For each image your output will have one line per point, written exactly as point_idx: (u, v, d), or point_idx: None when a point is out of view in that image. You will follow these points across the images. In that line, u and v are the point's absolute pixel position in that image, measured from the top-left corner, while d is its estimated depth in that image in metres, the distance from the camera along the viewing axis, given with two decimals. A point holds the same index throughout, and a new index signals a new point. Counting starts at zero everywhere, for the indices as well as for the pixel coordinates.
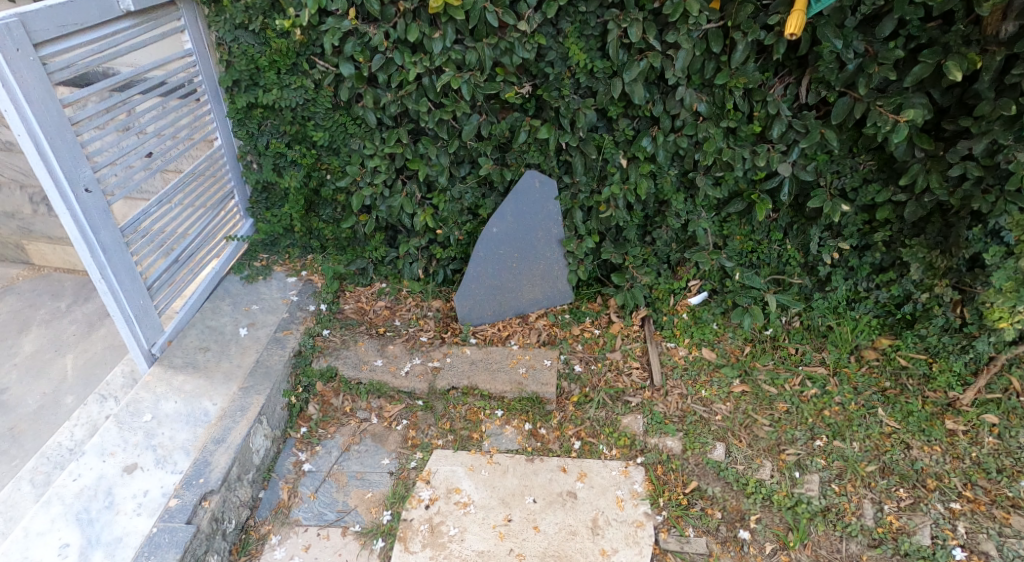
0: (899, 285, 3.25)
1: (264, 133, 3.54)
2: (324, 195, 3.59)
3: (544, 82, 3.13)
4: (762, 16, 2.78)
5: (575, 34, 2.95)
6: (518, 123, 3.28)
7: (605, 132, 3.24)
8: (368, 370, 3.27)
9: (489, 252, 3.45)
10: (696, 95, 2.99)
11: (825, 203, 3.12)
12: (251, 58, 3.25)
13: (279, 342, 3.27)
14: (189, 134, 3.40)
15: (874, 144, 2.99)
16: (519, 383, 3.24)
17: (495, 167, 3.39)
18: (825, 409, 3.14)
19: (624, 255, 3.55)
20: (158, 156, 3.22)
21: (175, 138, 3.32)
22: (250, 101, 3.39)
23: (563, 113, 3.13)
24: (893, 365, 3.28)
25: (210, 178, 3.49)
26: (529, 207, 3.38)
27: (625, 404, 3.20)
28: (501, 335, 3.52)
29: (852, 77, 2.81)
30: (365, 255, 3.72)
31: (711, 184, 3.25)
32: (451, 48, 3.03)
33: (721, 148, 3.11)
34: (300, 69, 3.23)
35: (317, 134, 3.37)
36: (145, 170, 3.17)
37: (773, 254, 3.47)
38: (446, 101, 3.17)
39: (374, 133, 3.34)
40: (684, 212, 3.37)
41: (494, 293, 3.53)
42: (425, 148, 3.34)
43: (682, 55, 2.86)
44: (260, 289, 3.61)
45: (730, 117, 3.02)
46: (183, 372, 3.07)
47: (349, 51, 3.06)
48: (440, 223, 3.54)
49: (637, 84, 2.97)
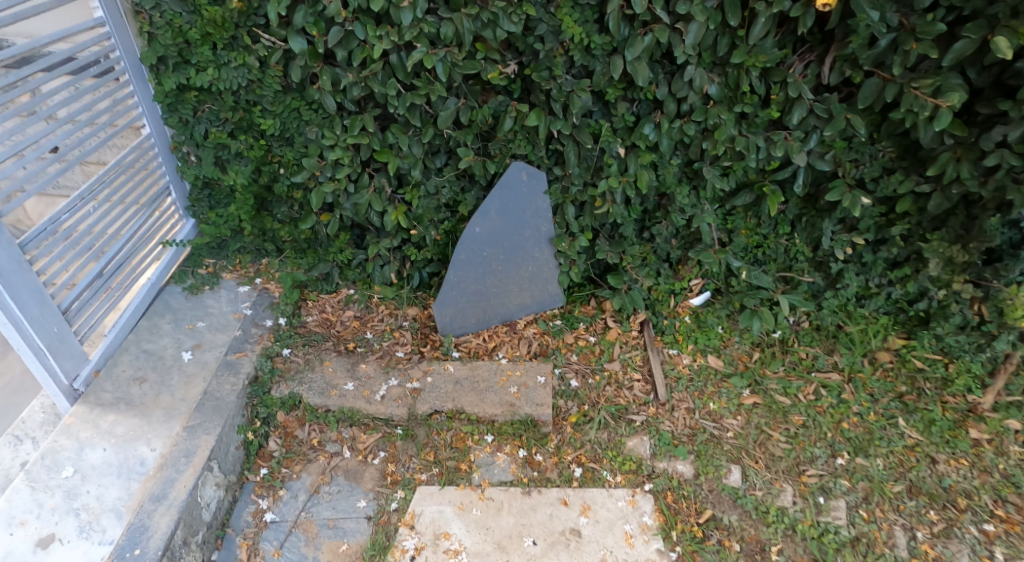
0: (914, 281, 3.03)
1: (201, 120, 2.96)
2: (278, 193, 3.13)
3: (532, 60, 2.70)
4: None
5: (569, 4, 2.52)
6: (503, 108, 2.86)
7: (600, 117, 2.87)
8: (337, 397, 2.87)
9: (472, 255, 3.15)
10: (707, 75, 2.61)
11: (844, 197, 2.82)
12: (178, 30, 2.67)
13: (231, 365, 2.86)
14: (111, 119, 2.86)
15: (900, 130, 2.69)
16: (512, 405, 2.88)
17: (477, 159, 3.00)
18: (843, 421, 2.87)
19: (621, 254, 3.22)
20: (70, 147, 2.68)
21: (93, 125, 2.78)
22: (181, 83, 2.80)
23: (554, 97, 2.71)
24: (909, 368, 3.03)
25: (136, 173, 2.98)
26: (516, 203, 3.07)
27: (629, 423, 2.88)
28: (487, 346, 3.21)
29: (883, 54, 2.44)
30: (328, 258, 3.38)
31: (720, 175, 2.91)
32: (423, 20, 2.57)
33: (733, 137, 2.74)
34: (241, 44, 2.70)
35: (265, 123, 2.89)
36: (59, 163, 2.62)
37: (781, 248, 3.21)
38: (419, 83, 2.72)
39: (334, 120, 2.90)
40: (687, 206, 3.05)
41: (478, 299, 3.24)
42: (396, 137, 2.91)
43: (694, 30, 2.45)
44: (207, 303, 3.20)
45: (745, 101, 2.64)
46: (114, 411, 2.57)
47: (300, 23, 2.57)
48: (415, 222, 3.19)
49: (641, 63, 2.56)
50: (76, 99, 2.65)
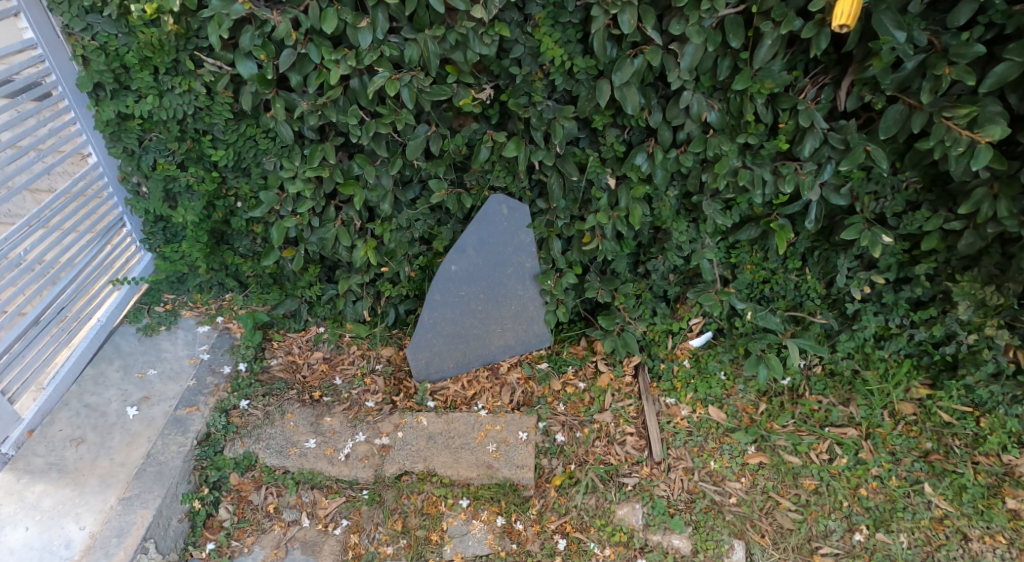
0: (941, 324, 2.69)
1: (148, 150, 2.67)
2: (235, 227, 2.87)
3: (509, 84, 2.40)
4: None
5: (548, 22, 2.21)
6: (478, 136, 2.57)
7: (587, 146, 2.58)
8: (296, 456, 2.62)
9: (448, 295, 2.87)
10: (706, 101, 2.28)
11: (862, 234, 2.49)
12: (114, 54, 2.39)
13: (180, 423, 2.60)
14: (58, 145, 2.59)
15: (927, 160, 2.36)
16: (489, 466, 2.60)
17: (451, 192, 2.71)
18: (861, 487, 2.56)
19: (613, 292, 2.95)
20: (16, 173, 2.41)
21: (37, 149, 2.49)
22: (121, 111, 2.52)
23: (534, 126, 2.42)
24: (934, 422, 2.71)
25: (80, 209, 2.72)
26: (496, 238, 2.80)
27: (619, 487, 2.59)
28: (465, 394, 2.94)
29: (909, 78, 2.12)
30: (296, 293, 3.13)
31: (721, 210, 2.62)
32: (385, 42, 2.28)
33: (736, 169, 2.42)
34: (185, 69, 2.43)
35: (216, 154, 2.62)
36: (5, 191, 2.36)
37: (790, 284, 2.92)
38: (383, 111, 2.43)
39: (293, 150, 2.62)
40: (686, 242, 2.76)
41: (456, 341, 2.97)
42: (361, 168, 2.62)
43: (690, 52, 2.12)
44: (161, 346, 2.94)
45: (748, 130, 2.30)
46: (43, 480, 2.35)
47: (246, 46, 2.28)
48: (386, 257, 2.92)
49: (630, 88, 2.25)
50: (15, 123, 2.36)
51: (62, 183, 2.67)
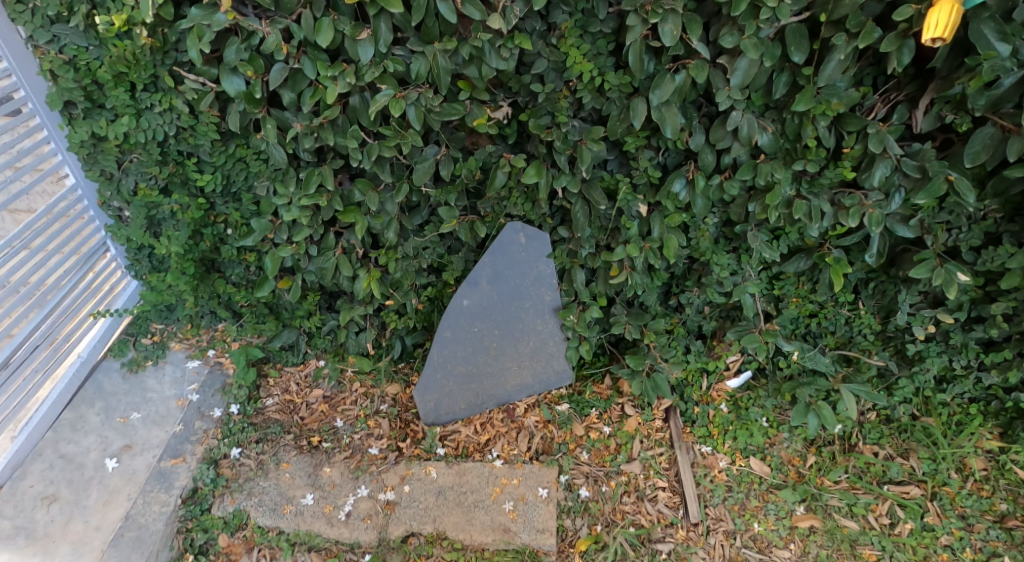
0: (1018, 369, 2.38)
1: (129, 174, 2.40)
2: (225, 256, 2.61)
3: (530, 102, 2.11)
4: (878, 4, 1.70)
5: (576, 33, 1.91)
6: (494, 159, 2.28)
7: (617, 170, 2.28)
8: (291, 516, 2.35)
9: (459, 332, 2.60)
10: (758, 122, 1.97)
11: (935, 272, 2.15)
12: (85, 70, 2.13)
13: (163, 478, 2.38)
14: (36, 162, 2.31)
15: (1014, 188, 2.03)
16: (506, 528, 2.33)
17: (463, 220, 2.43)
18: (929, 559, 2.26)
19: (642, 328, 2.66)
20: None
21: (12, 168, 2.22)
22: (95, 132, 2.26)
23: (558, 149, 2.12)
24: (1009, 479, 2.40)
25: (58, 237, 2.47)
26: (512, 270, 2.53)
27: (653, 554, 2.31)
28: (478, 440, 2.67)
29: (1005, 97, 1.77)
30: (294, 324, 2.88)
31: (768, 241, 2.31)
32: (388, 55, 1.99)
33: (789, 199, 2.11)
34: (165, 85, 2.16)
35: (202, 179, 2.36)
36: None
37: (841, 319, 2.61)
38: (387, 132, 2.14)
39: (287, 173, 2.35)
40: (727, 276, 2.45)
41: (468, 381, 2.69)
42: (363, 194, 2.34)
43: (742, 68, 1.82)
44: (147, 385, 2.70)
45: (807, 156, 1.98)
46: (9, 548, 2.14)
47: (231, 60, 2.00)
48: (392, 289, 2.65)
49: (670, 108, 1.94)
50: None
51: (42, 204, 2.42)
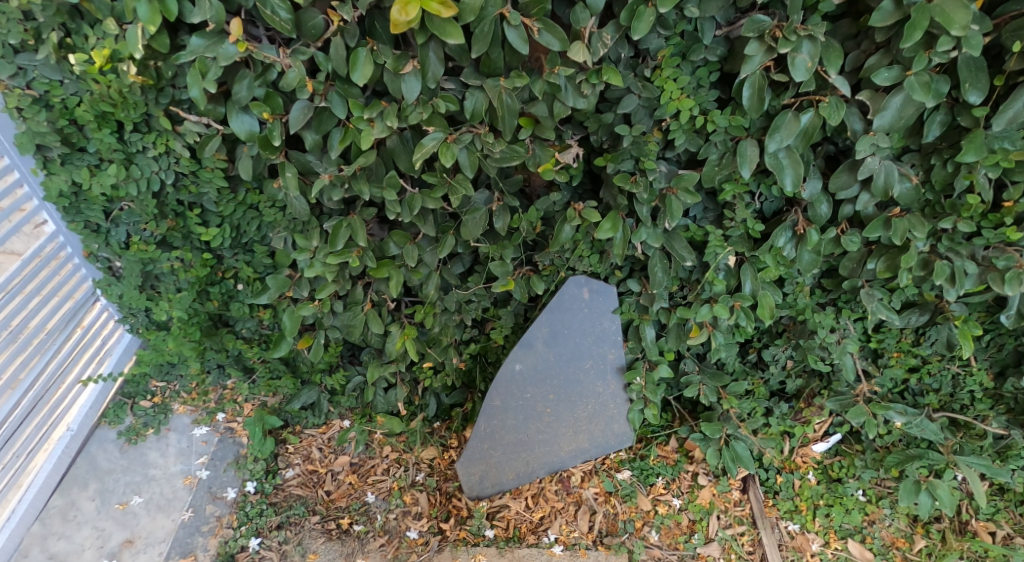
0: None
1: (120, 225, 2.03)
2: (236, 314, 2.24)
3: (608, 143, 1.73)
4: None
5: (673, 63, 1.54)
6: (559, 207, 1.90)
7: (705, 218, 1.91)
8: None
9: (511, 400, 2.26)
10: (900, 169, 1.60)
11: None
12: (60, 109, 1.74)
13: None
14: (12, 207, 1.93)
15: None
16: None
17: (518, 275, 2.06)
18: None
19: (719, 389, 2.30)
20: None
21: None
22: (76, 180, 1.88)
23: (642, 200, 1.73)
24: None
25: (36, 297, 2.09)
26: (573, 329, 2.17)
27: None
28: (532, 519, 2.31)
29: None
30: (314, 381, 2.51)
31: (884, 298, 1.93)
32: (438, 91, 1.60)
33: (924, 259, 1.76)
34: (159, 125, 1.78)
35: (207, 233, 1.99)
36: None
37: (947, 375, 2.22)
38: (432, 180, 1.75)
39: (309, 225, 1.96)
40: (829, 335, 2.08)
41: (518, 450, 2.33)
42: (399, 247, 1.96)
43: (894, 107, 1.46)
44: (149, 459, 2.36)
45: (961, 213, 1.61)
46: None
47: (241, 98, 1.61)
48: (430, 347, 2.29)
49: (791, 154, 1.57)
50: None
51: (19, 254, 2.04)
